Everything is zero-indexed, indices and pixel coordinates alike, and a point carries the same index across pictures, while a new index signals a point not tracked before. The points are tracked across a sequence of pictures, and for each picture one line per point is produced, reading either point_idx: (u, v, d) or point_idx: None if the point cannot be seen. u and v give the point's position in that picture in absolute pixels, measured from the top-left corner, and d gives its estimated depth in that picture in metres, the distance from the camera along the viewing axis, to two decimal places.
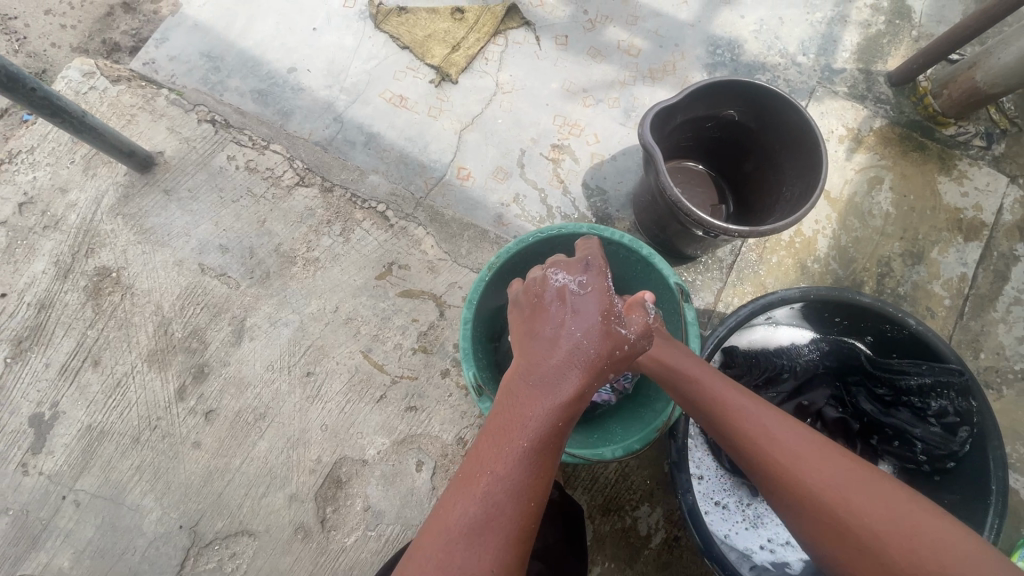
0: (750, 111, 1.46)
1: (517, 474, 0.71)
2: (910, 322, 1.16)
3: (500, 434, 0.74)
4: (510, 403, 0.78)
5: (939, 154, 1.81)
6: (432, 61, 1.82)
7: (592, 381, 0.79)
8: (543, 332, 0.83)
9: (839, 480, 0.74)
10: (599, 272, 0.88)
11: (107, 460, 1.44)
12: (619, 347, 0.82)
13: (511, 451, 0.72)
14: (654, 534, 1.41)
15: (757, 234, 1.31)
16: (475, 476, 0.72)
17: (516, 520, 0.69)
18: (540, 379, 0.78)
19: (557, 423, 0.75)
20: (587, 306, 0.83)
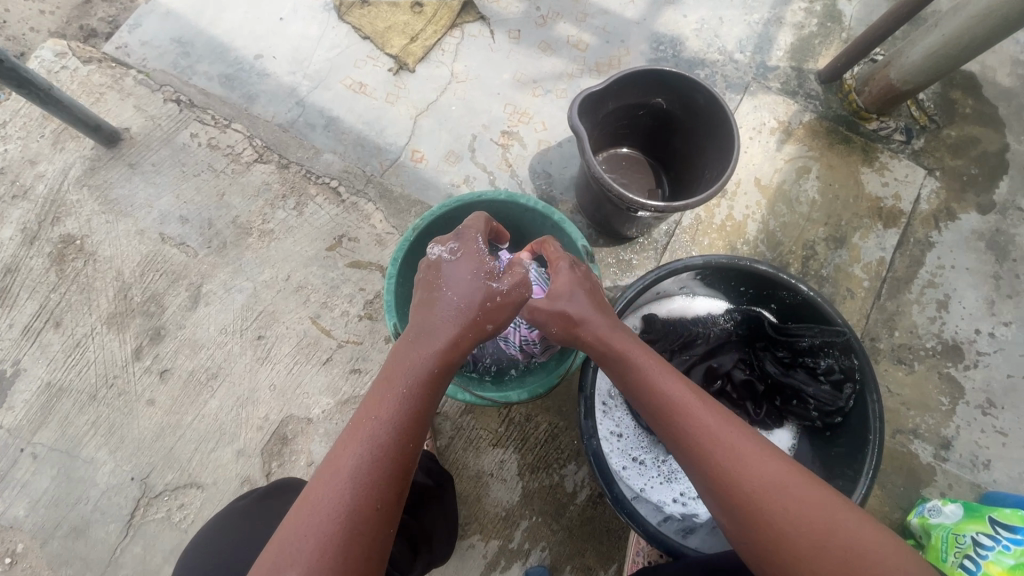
0: (676, 100, 1.58)
1: (398, 416, 0.90)
2: (802, 287, 1.27)
3: (386, 386, 0.94)
4: (396, 360, 0.97)
5: (863, 147, 1.93)
6: (390, 51, 1.92)
7: (465, 332, 1.01)
8: (430, 299, 1.05)
9: (771, 477, 0.77)
10: (471, 244, 1.11)
11: (65, 415, 1.52)
12: (488, 300, 1.04)
13: (394, 398, 0.91)
14: (580, 491, 1.52)
15: (673, 208, 1.41)
16: (366, 420, 0.89)
17: (396, 453, 0.87)
18: (422, 336, 0.99)
19: (433, 366, 0.96)
20: (462, 273, 1.05)
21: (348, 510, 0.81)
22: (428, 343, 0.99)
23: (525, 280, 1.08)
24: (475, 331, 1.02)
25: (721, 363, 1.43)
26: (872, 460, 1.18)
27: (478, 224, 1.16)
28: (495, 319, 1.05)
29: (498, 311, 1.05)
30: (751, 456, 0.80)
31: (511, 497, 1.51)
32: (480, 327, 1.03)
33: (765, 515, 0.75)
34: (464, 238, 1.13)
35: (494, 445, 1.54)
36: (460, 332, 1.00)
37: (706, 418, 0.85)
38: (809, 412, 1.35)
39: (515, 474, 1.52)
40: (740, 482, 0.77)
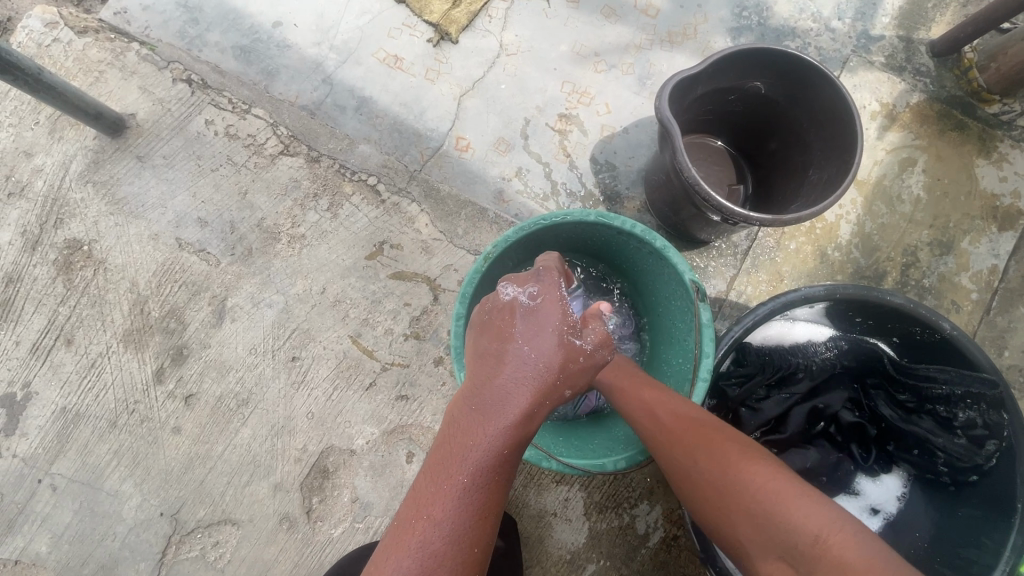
0: (779, 84, 1.33)
1: (458, 516, 0.68)
2: (944, 325, 1.06)
3: (436, 473, 0.70)
4: (450, 434, 0.74)
5: (979, 134, 1.66)
6: (429, 17, 1.64)
7: (545, 403, 0.75)
8: (492, 354, 0.79)
9: (702, 454, 0.80)
10: (553, 287, 0.84)
11: (84, 444, 1.38)
12: (571, 361, 0.79)
13: (451, 487, 0.69)
14: (653, 533, 1.36)
15: (781, 223, 1.18)
16: (411, 522, 0.68)
17: (460, 567, 0.66)
18: (489, 405, 0.73)
19: (496, 450, 0.71)
20: (538, 322, 0.79)
21: None
22: (489, 416, 0.72)
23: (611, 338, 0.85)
24: (553, 400, 0.77)
25: (827, 403, 1.25)
26: (1018, 531, 1.01)
27: (554, 264, 0.91)
28: (575, 386, 0.80)
29: (580, 376, 0.80)
30: (684, 435, 0.83)
31: (576, 539, 1.36)
32: (558, 396, 0.78)
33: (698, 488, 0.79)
34: (543, 276, 0.87)
35: (558, 482, 1.38)
36: (538, 403, 0.74)
37: (650, 406, 0.88)
38: (932, 465, 1.16)
39: (581, 513, 1.37)
40: (677, 458, 0.82)
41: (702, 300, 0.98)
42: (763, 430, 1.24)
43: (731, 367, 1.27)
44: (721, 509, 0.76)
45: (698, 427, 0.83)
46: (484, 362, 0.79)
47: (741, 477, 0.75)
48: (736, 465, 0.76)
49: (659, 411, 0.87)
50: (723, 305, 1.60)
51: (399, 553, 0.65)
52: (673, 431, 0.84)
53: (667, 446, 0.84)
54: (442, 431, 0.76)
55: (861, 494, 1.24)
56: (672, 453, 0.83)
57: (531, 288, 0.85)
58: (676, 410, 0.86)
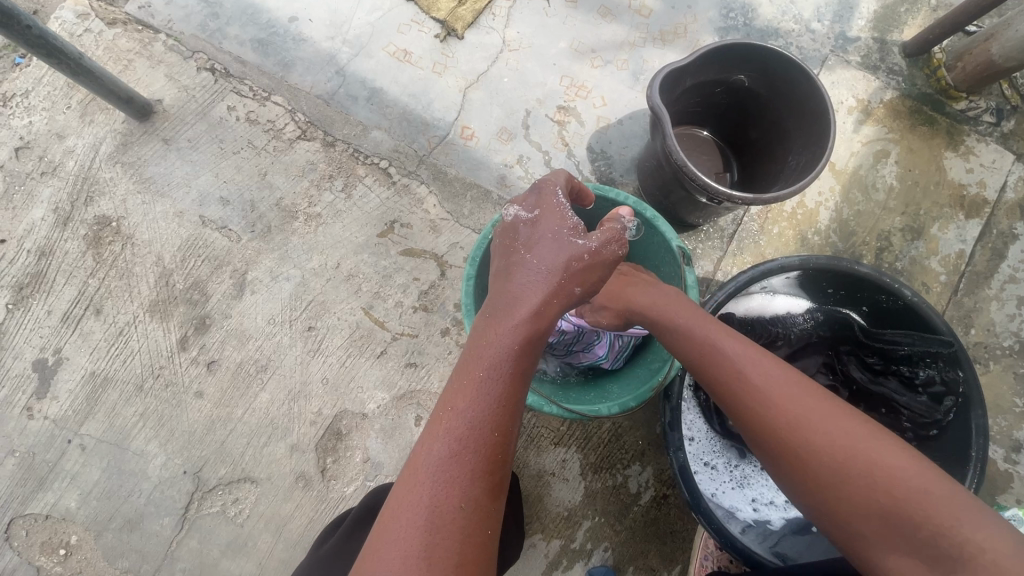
0: (761, 77, 1.45)
1: (483, 402, 0.72)
2: (905, 292, 1.18)
3: (462, 371, 0.76)
4: (473, 339, 0.80)
5: (947, 129, 1.79)
6: (437, 15, 1.76)
7: (555, 300, 0.84)
8: (504, 267, 0.88)
9: (819, 427, 0.77)
10: (549, 196, 0.93)
11: (112, 406, 1.47)
12: (576, 260, 0.87)
13: (476, 379, 0.74)
14: (644, 491, 1.47)
15: (761, 201, 1.30)
16: (441, 413, 0.73)
17: (486, 450, 0.70)
18: (503, 306, 0.82)
19: (514, 341, 0.77)
20: (538, 233, 0.89)
21: (434, 520, 0.64)
22: (507, 312, 0.81)
23: (620, 237, 0.93)
24: (564, 297, 0.85)
25: (803, 366, 1.38)
26: (972, 479, 1.11)
27: (558, 177, 0.98)
28: (584, 282, 0.88)
29: (587, 273, 0.88)
30: (801, 411, 0.79)
31: (573, 497, 1.46)
32: (569, 293, 0.85)
33: (801, 452, 0.78)
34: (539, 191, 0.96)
35: (556, 444, 1.48)
36: (549, 299, 0.82)
37: (745, 364, 0.87)
38: (898, 423, 1.27)
39: (578, 474, 1.47)
40: (778, 427, 0.80)
41: (687, 264, 1.10)
42: None
43: None
44: (835, 479, 0.74)
45: (813, 399, 0.80)
46: (497, 277, 0.88)
47: (866, 449, 0.74)
48: (857, 436, 0.75)
49: (759, 371, 0.85)
50: (711, 284, 1.71)
51: (430, 440, 0.70)
52: (779, 394, 0.82)
53: (770, 407, 0.82)
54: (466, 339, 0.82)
55: None
56: (775, 414, 0.81)
57: (528, 203, 0.94)
58: (779, 374, 0.84)
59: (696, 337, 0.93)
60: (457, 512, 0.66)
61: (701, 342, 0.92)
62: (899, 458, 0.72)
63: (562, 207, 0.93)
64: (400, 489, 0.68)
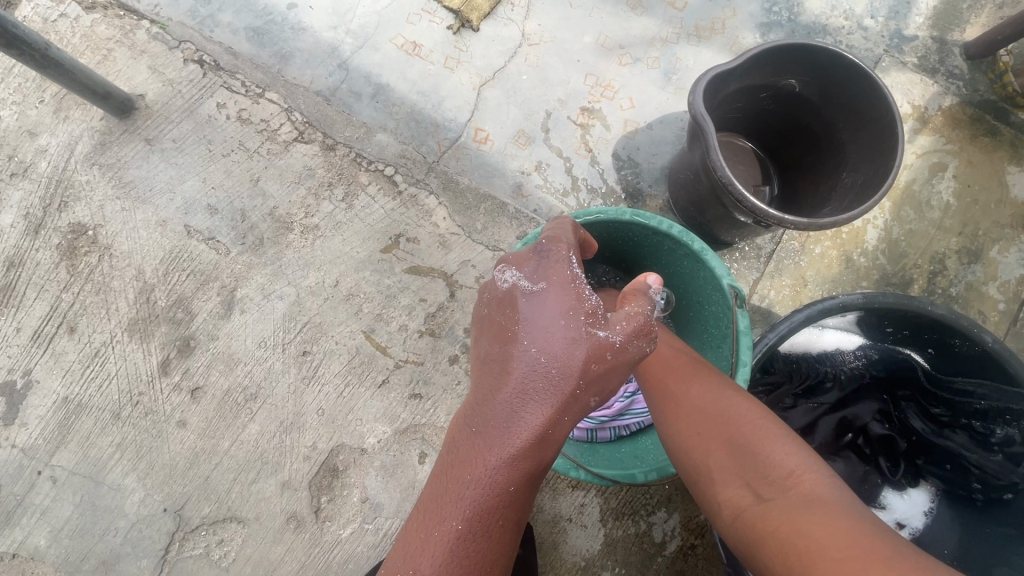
0: (815, 82, 1.28)
1: (449, 568, 0.62)
2: (986, 338, 1.03)
3: (429, 516, 0.65)
4: (449, 468, 0.68)
5: (1011, 141, 1.62)
6: (450, 3, 1.59)
7: (563, 417, 0.68)
8: (498, 356, 0.71)
9: (695, 388, 0.89)
10: (559, 264, 0.74)
11: (86, 435, 1.33)
12: (595, 360, 0.69)
13: (444, 534, 0.63)
14: (670, 541, 1.33)
15: (818, 226, 1.14)
16: (399, 572, 0.63)
17: None
18: (493, 426, 0.67)
19: (500, 485, 0.65)
20: (543, 313, 0.70)
21: None
22: (499, 438, 0.66)
23: (651, 327, 0.73)
24: (576, 409, 0.69)
25: (856, 414, 1.24)
26: None
27: (565, 233, 0.80)
28: (600, 389, 0.70)
29: (605, 376, 0.70)
30: (686, 376, 0.91)
31: (591, 545, 1.33)
32: (583, 404, 0.70)
33: (680, 411, 0.88)
34: (546, 254, 0.76)
35: (574, 487, 1.34)
36: (554, 419, 0.67)
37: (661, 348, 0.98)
38: (964, 480, 1.12)
39: (597, 520, 1.33)
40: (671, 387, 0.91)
41: (740, 306, 0.95)
42: None
43: (759, 374, 1.26)
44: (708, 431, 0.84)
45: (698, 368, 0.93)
46: (490, 372, 0.71)
47: (735, 411, 0.83)
48: (732, 400, 0.85)
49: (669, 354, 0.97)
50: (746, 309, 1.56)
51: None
52: (681, 367, 0.93)
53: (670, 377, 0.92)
54: (440, 466, 0.70)
55: (887, 508, 1.20)
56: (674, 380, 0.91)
57: (530, 271, 0.74)
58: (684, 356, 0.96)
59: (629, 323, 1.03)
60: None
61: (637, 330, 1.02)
62: (765, 423, 0.82)
63: (574, 280, 0.74)
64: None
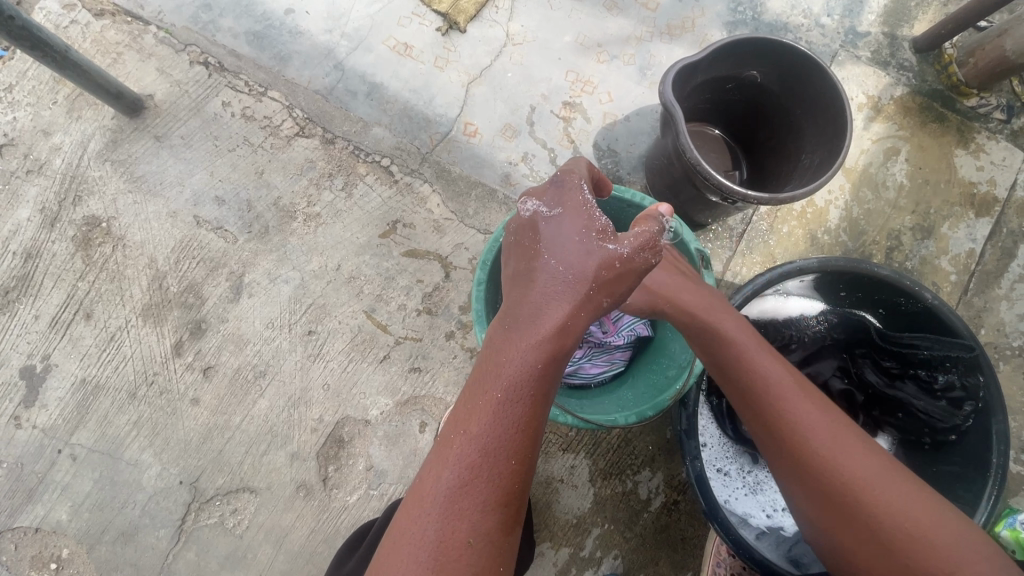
0: (774, 73, 1.41)
1: (494, 431, 0.69)
2: (927, 295, 1.15)
3: (477, 390, 0.71)
4: (489, 352, 0.74)
5: (957, 127, 1.77)
6: (439, 7, 1.70)
7: (584, 311, 0.76)
8: (522, 268, 0.80)
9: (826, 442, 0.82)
10: (573, 191, 0.85)
11: (104, 415, 1.41)
12: (606, 267, 0.79)
13: (490, 404, 0.70)
14: (654, 497, 1.44)
15: (777, 201, 1.26)
16: (450, 438, 0.70)
17: (495, 485, 0.68)
18: (524, 319, 0.74)
19: (533, 363, 0.71)
20: (560, 231, 0.81)
21: (440, 553, 0.64)
22: (529, 327, 0.73)
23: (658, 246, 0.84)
24: (592, 308, 0.77)
25: (818, 371, 1.33)
26: (993, 486, 1.09)
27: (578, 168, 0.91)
28: (614, 292, 0.80)
29: (618, 282, 0.80)
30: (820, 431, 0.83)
31: (582, 504, 1.43)
32: (598, 304, 0.78)
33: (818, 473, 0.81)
34: (561, 184, 0.87)
35: (565, 450, 1.45)
36: (575, 313, 0.75)
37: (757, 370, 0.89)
38: (916, 428, 1.25)
39: (587, 480, 1.44)
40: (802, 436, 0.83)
41: (706, 267, 1.07)
42: None
43: None
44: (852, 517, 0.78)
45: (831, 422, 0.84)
46: (516, 282, 0.79)
47: (888, 495, 0.76)
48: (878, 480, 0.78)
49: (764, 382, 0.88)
50: (721, 285, 1.68)
51: (444, 465, 0.68)
52: (799, 415, 0.84)
53: (789, 425, 0.84)
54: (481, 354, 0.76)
55: None
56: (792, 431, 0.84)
57: (549, 199, 0.85)
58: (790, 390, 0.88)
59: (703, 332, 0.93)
60: (473, 543, 0.65)
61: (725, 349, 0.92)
62: (918, 502, 0.75)
63: (587, 204, 0.84)
64: (411, 516, 0.67)
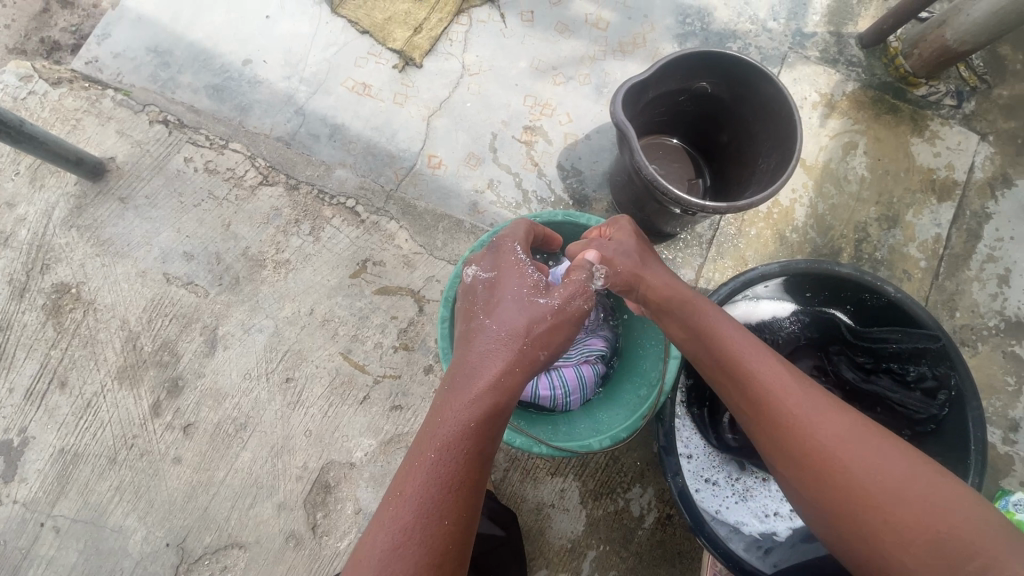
0: (722, 83, 1.44)
1: (427, 490, 0.70)
2: (888, 289, 1.16)
3: (415, 450, 0.73)
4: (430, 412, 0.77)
5: (911, 116, 1.80)
6: (393, 45, 1.73)
7: (517, 366, 0.79)
8: (464, 329, 0.86)
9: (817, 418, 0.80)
10: (506, 254, 0.94)
11: (84, 483, 1.39)
12: (537, 321, 0.83)
13: (432, 458, 0.71)
14: (647, 514, 1.43)
15: (736, 209, 1.27)
16: (390, 499, 0.71)
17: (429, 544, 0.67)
18: (463, 371, 0.79)
19: (467, 419, 0.73)
20: (495, 292, 0.88)
21: None
22: (465, 383, 0.77)
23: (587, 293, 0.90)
24: (527, 361, 0.80)
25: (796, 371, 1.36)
26: (976, 473, 1.08)
27: (516, 232, 1.00)
28: (549, 345, 0.84)
29: (551, 333, 0.84)
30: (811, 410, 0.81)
31: (575, 527, 1.42)
32: (534, 356, 0.81)
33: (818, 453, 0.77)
34: (498, 250, 0.96)
35: (553, 474, 1.44)
36: (509, 369, 0.78)
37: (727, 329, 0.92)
38: (896, 421, 1.25)
39: (578, 502, 1.42)
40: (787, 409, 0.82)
41: None
42: None
43: None
44: (815, 472, 0.77)
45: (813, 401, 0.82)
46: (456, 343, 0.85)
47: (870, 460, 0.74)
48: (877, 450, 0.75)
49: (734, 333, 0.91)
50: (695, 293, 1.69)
51: (382, 528, 0.68)
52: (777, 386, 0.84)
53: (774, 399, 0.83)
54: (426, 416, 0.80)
55: None
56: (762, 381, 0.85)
57: (486, 264, 0.94)
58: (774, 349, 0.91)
59: (670, 292, 0.98)
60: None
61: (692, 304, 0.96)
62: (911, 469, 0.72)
63: (520, 265, 0.92)
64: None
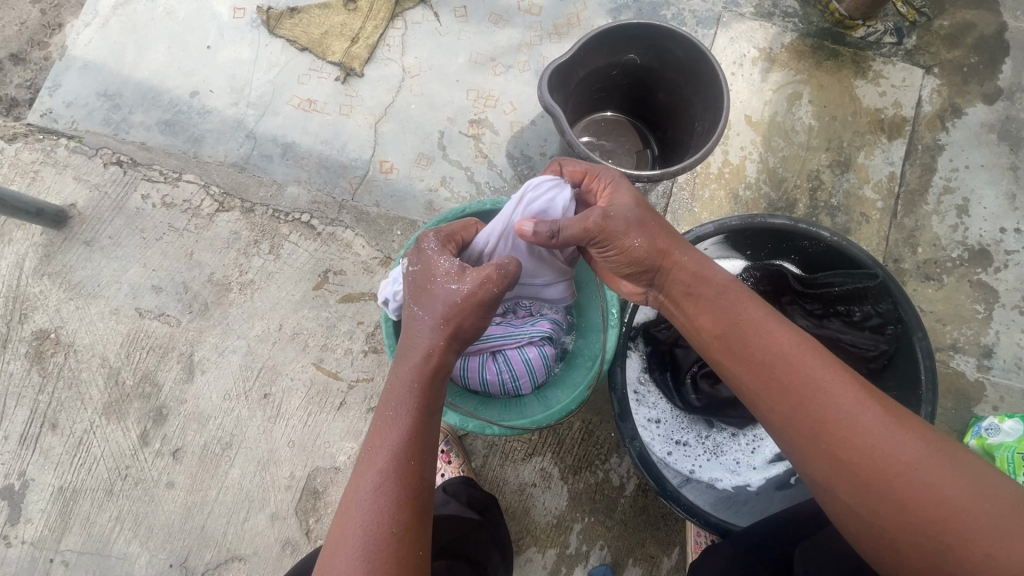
0: (649, 52, 1.46)
1: (400, 437, 0.77)
2: (825, 234, 1.19)
3: (381, 417, 0.80)
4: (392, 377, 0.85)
5: (852, 59, 1.81)
6: (333, 58, 1.76)
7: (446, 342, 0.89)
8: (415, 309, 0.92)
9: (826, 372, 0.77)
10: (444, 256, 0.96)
11: (85, 517, 1.46)
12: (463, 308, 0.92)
13: (398, 421, 0.79)
14: (626, 482, 1.46)
15: (668, 174, 1.29)
16: (367, 457, 0.76)
17: (404, 480, 0.74)
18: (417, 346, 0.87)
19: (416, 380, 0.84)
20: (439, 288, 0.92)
21: (368, 549, 0.69)
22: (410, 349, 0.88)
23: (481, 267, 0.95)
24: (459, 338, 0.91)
25: None
26: (927, 404, 1.11)
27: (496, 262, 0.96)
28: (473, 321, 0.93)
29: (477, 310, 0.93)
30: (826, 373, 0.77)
31: (558, 503, 1.45)
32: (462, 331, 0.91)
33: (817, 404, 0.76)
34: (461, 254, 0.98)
35: (530, 455, 1.48)
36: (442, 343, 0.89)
37: (801, 357, 0.79)
38: None
39: (558, 479, 1.46)
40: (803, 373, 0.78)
41: None
42: (700, 363, 1.33)
43: (659, 313, 1.38)
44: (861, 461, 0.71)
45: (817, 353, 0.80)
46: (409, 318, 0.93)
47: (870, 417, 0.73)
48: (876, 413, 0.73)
49: (834, 384, 0.76)
50: None
51: (363, 480, 0.74)
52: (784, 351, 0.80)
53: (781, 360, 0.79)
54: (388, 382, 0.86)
55: None
56: (883, 461, 0.70)
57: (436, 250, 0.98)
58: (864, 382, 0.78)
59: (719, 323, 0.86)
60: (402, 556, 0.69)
61: (771, 345, 0.81)
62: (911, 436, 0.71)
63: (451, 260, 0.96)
64: (337, 534, 0.71)
